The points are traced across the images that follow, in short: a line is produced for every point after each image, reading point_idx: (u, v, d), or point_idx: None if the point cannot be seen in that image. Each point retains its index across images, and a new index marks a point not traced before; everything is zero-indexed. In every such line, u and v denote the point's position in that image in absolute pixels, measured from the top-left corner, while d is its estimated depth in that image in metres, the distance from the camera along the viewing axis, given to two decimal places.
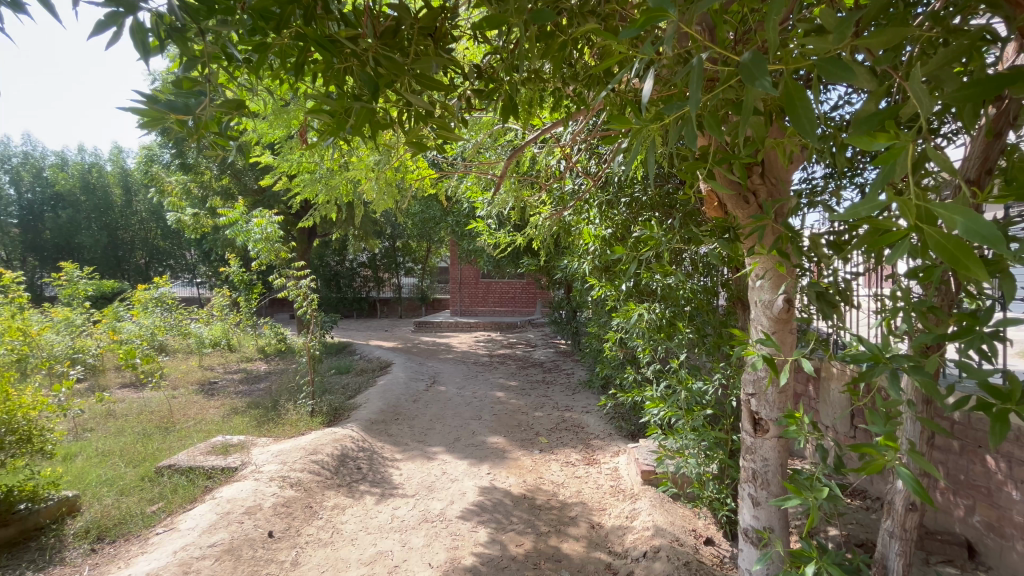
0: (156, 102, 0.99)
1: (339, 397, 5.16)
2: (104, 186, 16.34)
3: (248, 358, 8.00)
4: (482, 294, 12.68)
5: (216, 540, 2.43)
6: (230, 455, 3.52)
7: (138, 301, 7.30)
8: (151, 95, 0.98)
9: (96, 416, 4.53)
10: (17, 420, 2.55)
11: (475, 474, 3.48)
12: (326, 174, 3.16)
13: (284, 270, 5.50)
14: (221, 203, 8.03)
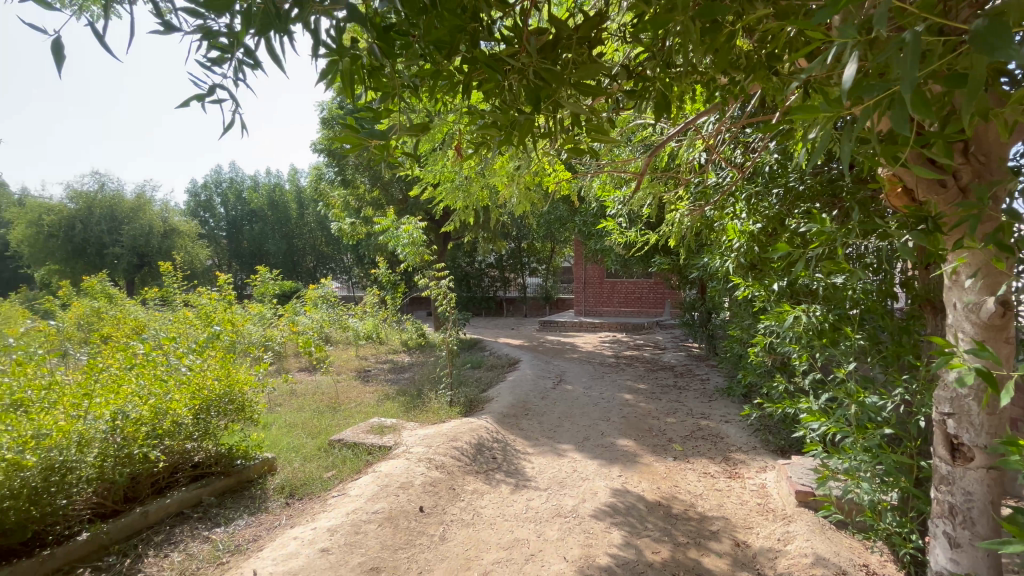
0: (358, 131, 1.19)
1: (474, 390, 5.51)
2: (284, 202, 19.56)
3: (395, 350, 8.93)
4: (607, 294, 12.48)
5: (378, 509, 2.77)
6: (385, 435, 3.98)
7: (311, 298, 8.59)
8: (354, 126, 1.18)
9: (284, 394, 5.47)
10: (236, 393, 3.21)
11: (607, 475, 3.46)
12: (465, 182, 3.41)
13: (426, 271, 6.05)
14: (373, 213, 9.09)
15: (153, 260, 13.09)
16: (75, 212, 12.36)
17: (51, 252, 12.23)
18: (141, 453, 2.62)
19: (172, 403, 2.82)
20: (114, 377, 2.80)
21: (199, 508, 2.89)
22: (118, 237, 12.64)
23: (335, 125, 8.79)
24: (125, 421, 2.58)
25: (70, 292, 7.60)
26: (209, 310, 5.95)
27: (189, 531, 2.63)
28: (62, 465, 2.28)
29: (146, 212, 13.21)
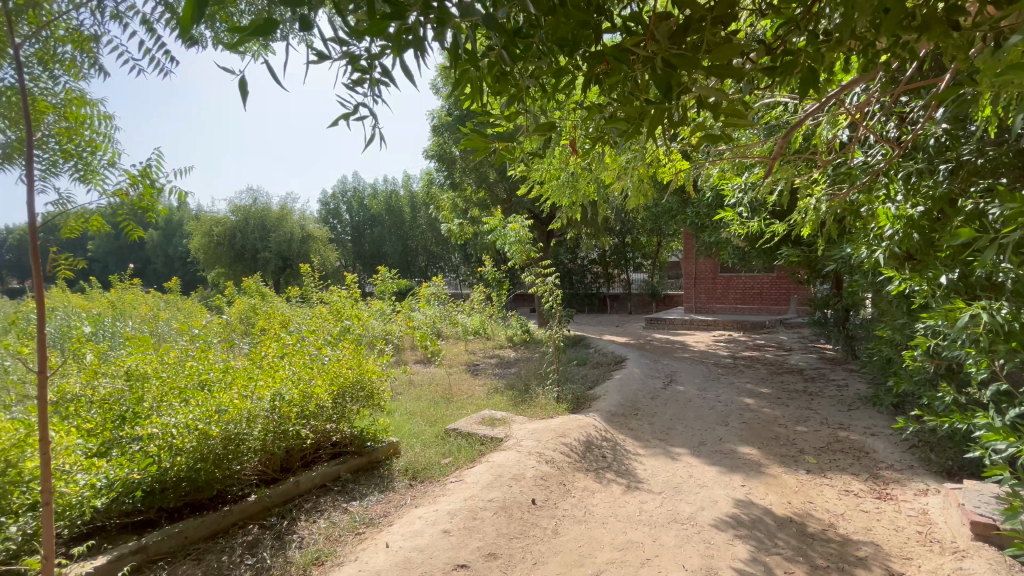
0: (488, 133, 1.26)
1: (580, 387, 5.48)
2: (399, 207, 21.19)
3: (501, 346, 9.21)
4: (720, 290, 11.62)
5: (493, 497, 2.89)
6: (496, 428, 4.12)
7: (424, 295, 9.19)
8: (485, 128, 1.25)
9: (403, 384, 5.93)
10: (366, 380, 3.52)
11: (727, 484, 3.23)
12: (572, 178, 3.40)
13: (532, 268, 6.14)
14: (479, 213, 9.45)
15: (294, 263, 14.98)
16: (236, 224, 14.58)
17: (219, 257, 14.58)
18: (294, 430, 3.01)
19: (316, 387, 3.19)
20: (272, 364, 3.25)
21: (338, 482, 3.24)
22: (267, 243, 14.68)
23: (444, 132, 9.30)
24: (281, 402, 2.97)
25: (233, 290, 8.99)
26: (340, 307, 6.64)
27: (331, 502, 2.97)
28: (236, 437, 2.70)
29: (288, 221, 15.15)
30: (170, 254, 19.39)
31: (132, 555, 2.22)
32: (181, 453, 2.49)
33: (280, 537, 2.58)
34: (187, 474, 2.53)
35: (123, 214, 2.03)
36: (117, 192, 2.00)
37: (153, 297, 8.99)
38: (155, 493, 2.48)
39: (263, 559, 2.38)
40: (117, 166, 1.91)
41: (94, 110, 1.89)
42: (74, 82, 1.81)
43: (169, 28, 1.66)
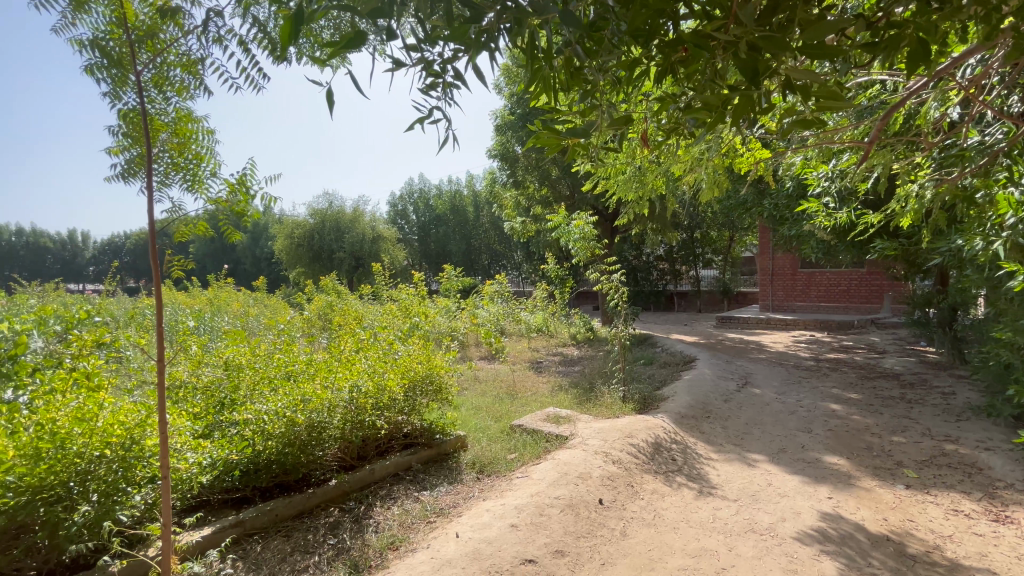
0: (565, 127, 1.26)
1: (647, 387, 5.33)
2: (463, 207, 21.68)
3: (564, 343, 9.16)
4: (801, 287, 10.82)
5: (560, 494, 2.88)
6: (561, 425, 4.11)
7: (488, 293, 9.34)
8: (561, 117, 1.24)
9: (469, 379, 6.08)
10: (435, 375, 3.64)
11: (811, 495, 3.01)
12: (639, 171, 3.31)
13: (596, 265, 6.05)
14: (542, 211, 9.45)
15: (366, 262, 15.79)
16: (314, 226, 15.60)
17: (300, 257, 15.68)
18: (370, 420, 3.17)
19: (389, 380, 3.33)
20: (349, 358, 3.44)
21: (410, 472, 3.37)
22: (342, 244, 15.58)
23: (507, 131, 9.38)
24: (357, 393, 3.14)
25: (312, 288, 9.63)
26: (409, 304, 6.92)
27: (404, 490, 3.10)
28: (318, 424, 2.89)
29: (360, 223, 15.99)
30: (257, 255, 21.13)
31: (231, 528, 2.45)
32: (272, 437, 2.71)
33: (358, 520, 2.74)
34: (277, 456, 2.75)
35: (224, 220, 2.24)
36: (219, 199, 2.21)
37: (244, 295, 9.84)
38: (250, 473, 2.72)
39: (343, 540, 2.53)
40: (219, 175, 2.11)
41: (199, 127, 2.09)
42: (184, 101, 2.01)
43: (262, 47, 1.80)
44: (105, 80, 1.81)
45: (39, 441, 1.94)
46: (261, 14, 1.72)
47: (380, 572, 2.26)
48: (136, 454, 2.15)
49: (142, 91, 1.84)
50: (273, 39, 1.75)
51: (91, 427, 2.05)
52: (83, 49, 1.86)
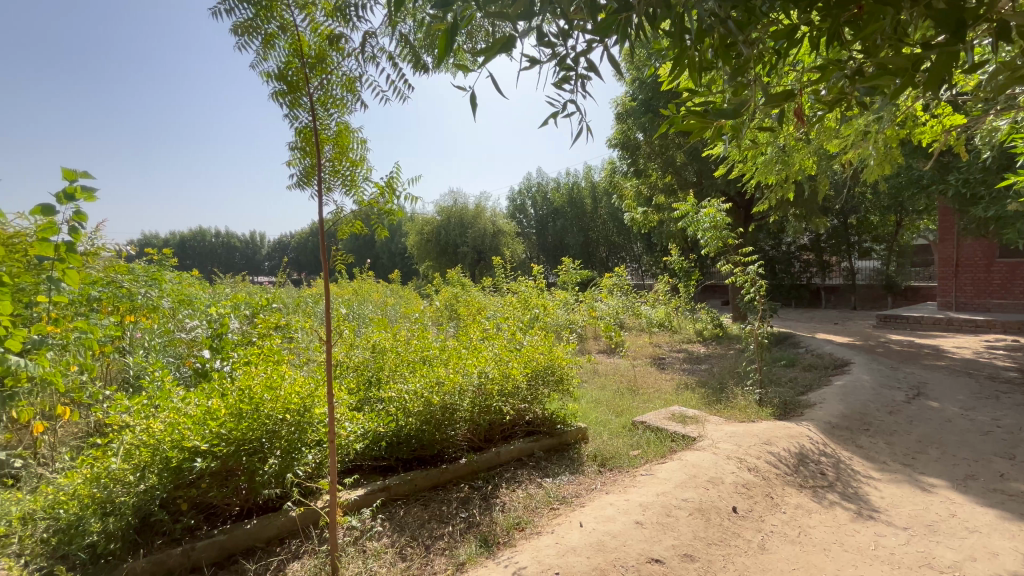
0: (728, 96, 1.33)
1: (788, 391, 4.80)
2: (581, 199, 21.50)
3: (688, 340, 8.64)
4: (999, 281, 8.82)
5: (688, 497, 2.75)
6: (688, 426, 3.91)
7: (606, 286, 9.17)
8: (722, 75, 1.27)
9: (588, 372, 6.06)
10: (557, 365, 3.68)
11: (1013, 536, 2.48)
12: (783, 150, 2.97)
13: (729, 256, 5.57)
14: (665, 200, 8.98)
15: (487, 255, 16.50)
16: (441, 222, 16.74)
17: (429, 251, 17.01)
18: (496, 405, 3.32)
19: (513, 368, 3.45)
20: (476, 347, 3.65)
21: (533, 458, 3.46)
22: (466, 239, 16.52)
23: (629, 118, 9.06)
24: (485, 379, 3.31)
25: (440, 280, 10.38)
26: (529, 296, 7.09)
27: (528, 475, 3.20)
28: (451, 406, 3.11)
29: (482, 218, 16.78)
30: (393, 250, 23.35)
31: (379, 492, 2.76)
32: (412, 414, 3.00)
33: (486, 498, 2.90)
34: (416, 432, 3.03)
35: (376, 219, 2.53)
36: (372, 201, 2.49)
37: (383, 286, 10.96)
38: (394, 444, 3.04)
39: (473, 515, 2.71)
40: (371, 179, 2.37)
41: (355, 138, 2.37)
42: (343, 117, 2.30)
43: (407, 59, 1.98)
44: (286, 104, 2.14)
45: (241, 403, 2.40)
46: (407, 30, 1.90)
47: (508, 550, 2.39)
48: (308, 419, 2.54)
49: (313, 111, 2.15)
50: (417, 52, 1.92)
51: (276, 394, 2.47)
52: (271, 81, 2.23)
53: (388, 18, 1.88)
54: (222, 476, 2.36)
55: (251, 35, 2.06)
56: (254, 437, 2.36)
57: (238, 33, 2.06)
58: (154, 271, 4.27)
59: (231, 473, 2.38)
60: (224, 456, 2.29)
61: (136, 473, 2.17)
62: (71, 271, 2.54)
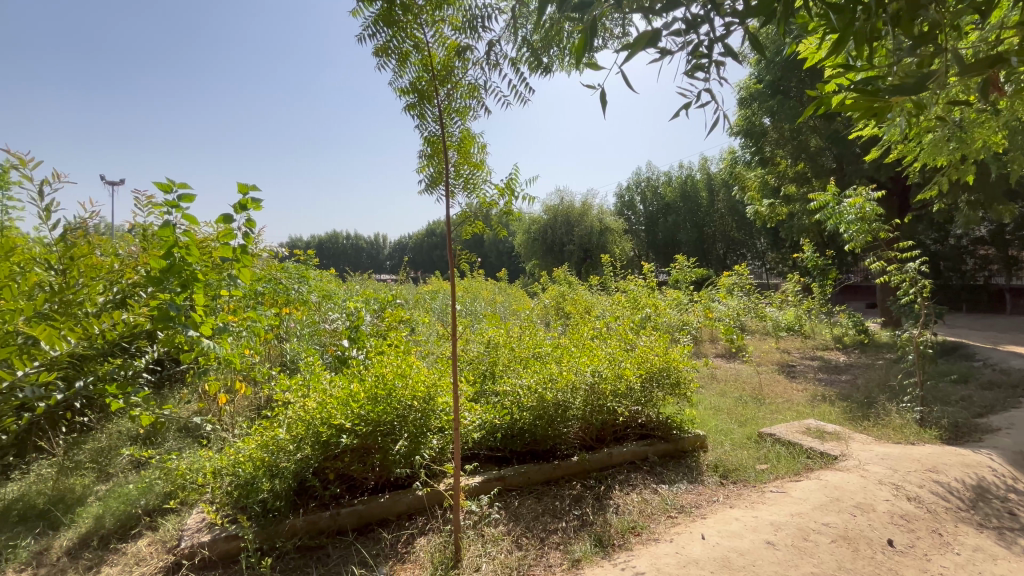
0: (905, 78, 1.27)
1: (960, 411, 4.05)
2: (695, 193, 20.22)
3: (824, 346, 7.68)
4: None
5: (830, 522, 2.46)
6: (827, 443, 3.49)
7: (725, 285, 8.52)
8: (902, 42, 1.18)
9: (705, 377, 5.68)
10: (674, 368, 3.46)
11: None
12: (962, 126, 2.51)
13: (880, 252, 4.85)
14: (796, 190, 8.08)
15: (594, 253, 16.26)
16: (547, 221, 16.88)
17: (535, 250, 17.27)
18: (609, 405, 3.23)
19: (626, 369, 3.34)
20: (588, 347, 3.62)
21: (646, 462, 3.34)
22: (572, 237, 16.46)
23: (754, 102, 8.32)
24: (598, 378, 3.23)
25: (547, 279, 10.49)
26: (639, 295, 6.87)
27: (642, 479, 3.10)
28: (564, 403, 3.11)
29: (589, 216, 16.59)
30: (501, 249, 24.13)
31: (495, 481, 2.87)
32: (526, 408, 3.06)
33: (599, 498, 2.88)
34: (529, 426, 3.09)
35: (496, 220, 2.63)
36: (491, 203, 2.60)
37: (492, 284, 11.36)
38: (508, 436, 3.14)
39: (586, 514, 2.71)
40: (491, 180, 2.48)
41: (476, 143, 2.50)
42: (466, 124, 2.42)
43: (527, 63, 2.03)
44: (416, 115, 2.33)
45: (377, 388, 2.66)
46: (527, 33, 1.93)
47: (623, 553, 2.35)
48: (432, 407, 2.73)
49: (441, 121, 2.30)
50: (537, 52, 1.94)
51: (406, 381, 2.70)
52: (404, 96, 2.43)
53: (511, 25, 1.93)
54: (360, 453, 2.63)
55: (388, 56, 2.27)
56: (388, 420, 2.60)
57: (378, 56, 2.28)
58: (302, 269, 4.88)
59: (368, 452, 2.64)
60: (363, 435, 2.55)
61: (294, 443, 2.51)
62: (245, 270, 3.02)
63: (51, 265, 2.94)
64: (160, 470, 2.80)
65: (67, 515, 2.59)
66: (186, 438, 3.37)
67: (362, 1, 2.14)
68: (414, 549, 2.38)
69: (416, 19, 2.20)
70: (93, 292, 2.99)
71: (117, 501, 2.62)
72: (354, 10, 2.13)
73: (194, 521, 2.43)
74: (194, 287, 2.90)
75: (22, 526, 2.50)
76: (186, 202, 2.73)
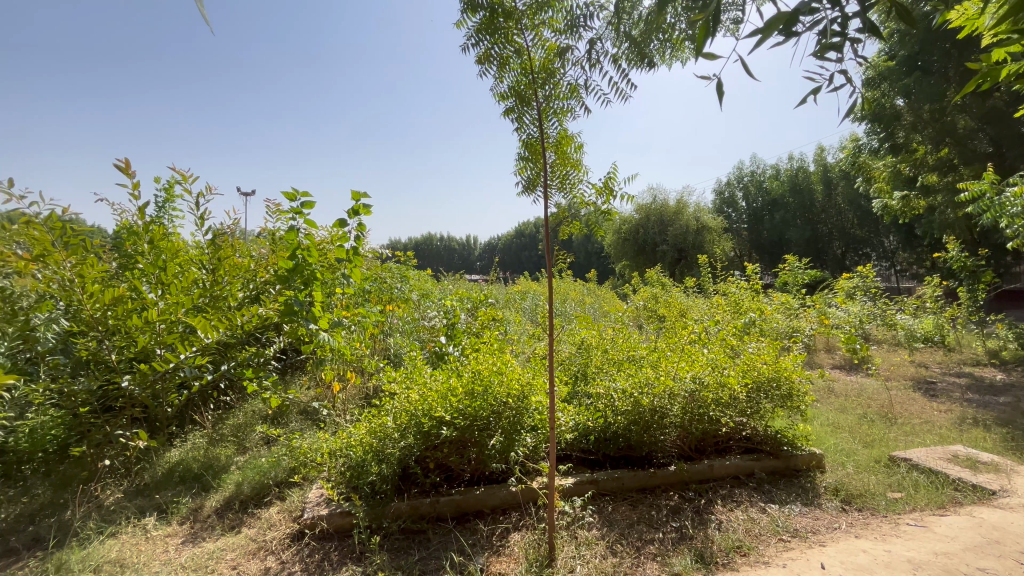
0: None
1: None
2: (807, 187, 18.31)
3: (974, 360, 6.55)
4: None
5: (987, 567, 2.11)
6: (981, 474, 3.00)
7: (844, 289, 7.62)
8: None
9: (821, 389, 5.13)
10: (784, 379, 3.16)
11: None
12: None
13: None
14: (939, 179, 6.98)
15: (690, 254, 15.41)
16: (640, 220, 16.33)
17: (626, 250, 16.76)
18: (711, 414, 3.01)
19: (730, 377, 3.10)
20: (687, 352, 3.43)
21: (752, 479, 3.09)
22: (666, 237, 15.73)
23: (884, 83, 7.37)
24: (700, 385, 3.01)
25: (639, 280, 10.14)
26: (742, 298, 6.38)
27: (748, 496, 2.88)
28: (661, 409, 2.95)
29: (684, 214, 15.77)
30: (590, 249, 23.84)
31: (589, 484, 2.84)
32: (620, 413, 2.96)
33: (699, 513, 2.72)
34: (624, 431, 2.99)
35: (593, 219, 2.58)
36: (589, 203, 2.56)
37: (580, 285, 11.22)
38: (602, 440, 3.08)
39: (685, 527, 2.58)
40: (587, 179, 2.45)
41: (573, 143, 2.48)
42: (563, 124, 2.41)
43: (629, 60, 1.98)
44: (515, 119, 2.38)
45: (474, 384, 2.74)
46: (629, 28, 1.87)
47: (729, 573, 2.20)
48: (526, 405, 2.75)
49: (540, 122, 2.31)
50: (639, 44, 1.87)
51: (502, 379, 2.76)
52: (503, 100, 2.49)
53: (613, 20, 1.89)
54: (458, 445, 2.74)
55: (489, 62, 2.33)
56: (484, 415, 2.67)
57: (480, 63, 2.35)
58: (400, 270, 5.20)
59: (464, 444, 2.74)
60: (461, 428, 2.65)
61: (399, 432, 2.68)
62: (355, 270, 3.30)
63: (204, 264, 3.44)
64: (286, 447, 3.15)
65: (215, 479, 2.99)
66: (306, 420, 3.75)
67: (466, 12, 2.23)
68: (508, 543, 2.43)
69: (517, 25, 2.24)
70: (235, 288, 3.44)
71: (253, 472, 2.99)
72: (458, 22, 2.21)
73: (314, 495, 2.69)
74: (313, 285, 3.22)
75: (182, 485, 2.93)
76: (307, 208, 3.04)
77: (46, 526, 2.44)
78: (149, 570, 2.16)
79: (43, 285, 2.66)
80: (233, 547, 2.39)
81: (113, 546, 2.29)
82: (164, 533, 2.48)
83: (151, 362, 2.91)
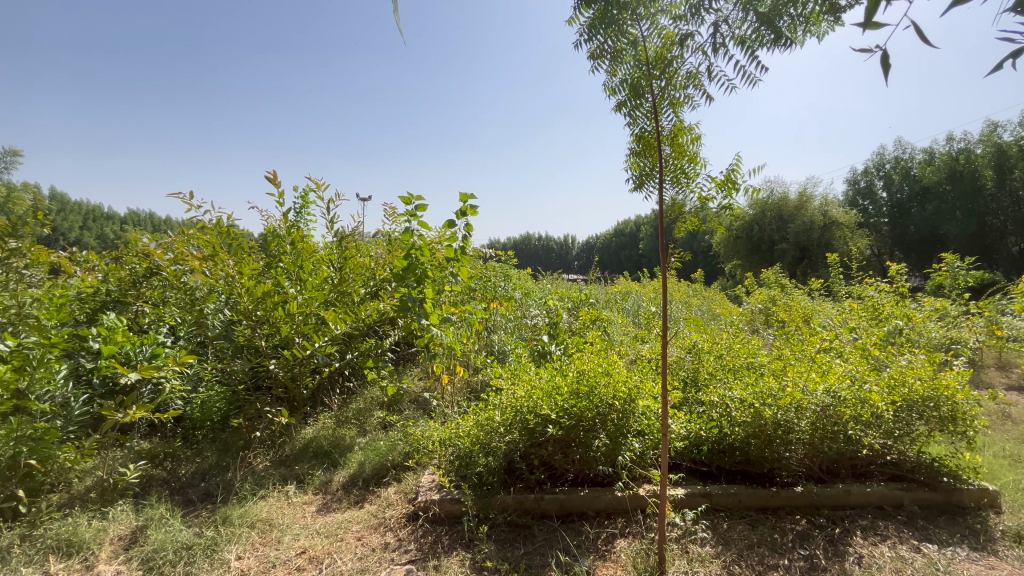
0: None
1: None
2: (971, 171, 15.35)
3: None
4: None
5: None
6: None
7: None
8: None
9: (992, 414, 4.28)
10: (945, 399, 2.67)
11: None
12: None
13: None
14: None
15: (814, 252, 13.82)
16: (754, 216, 15.04)
17: (738, 249, 15.52)
18: (848, 433, 2.64)
19: (873, 393, 2.69)
20: (817, 362, 3.07)
21: (901, 511, 2.68)
22: (785, 234, 14.24)
23: None
24: (835, 401, 2.65)
25: (754, 282, 9.29)
26: (883, 303, 5.57)
27: (896, 531, 2.50)
28: (786, 424, 2.64)
29: (808, 209, 14.21)
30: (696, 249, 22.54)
31: (701, 497, 2.67)
32: (737, 424, 2.72)
33: (833, 543, 2.42)
34: (742, 444, 2.75)
35: (712, 215, 2.40)
36: (708, 197, 2.38)
37: (686, 286, 10.62)
38: (716, 452, 2.87)
39: (816, 557, 2.31)
40: (705, 174, 2.30)
41: (690, 134, 2.32)
42: (679, 114, 2.28)
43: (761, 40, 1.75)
44: (629, 113, 2.32)
45: (579, 385, 2.70)
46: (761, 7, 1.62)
47: None
48: (632, 409, 2.64)
49: (653, 115, 2.22)
50: (767, 20, 1.61)
51: (608, 380, 2.69)
52: (615, 94, 2.43)
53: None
54: (563, 444, 2.72)
55: (601, 57, 2.28)
56: (590, 417, 2.61)
57: (593, 58, 2.31)
58: (502, 270, 5.33)
59: (570, 444, 2.72)
60: (566, 428, 2.62)
61: (504, 427, 2.74)
62: (463, 268, 3.43)
63: (333, 263, 3.83)
64: (401, 433, 3.38)
65: (342, 457, 3.30)
66: (418, 409, 3.99)
67: (580, 8, 2.18)
68: (615, 549, 2.36)
69: (631, 14, 2.14)
70: (358, 285, 3.78)
71: (373, 453, 3.25)
72: (570, 18, 2.18)
73: (427, 479, 2.85)
74: (425, 282, 3.41)
75: (316, 460, 3.28)
76: (421, 211, 3.24)
77: (214, 483, 2.88)
78: (291, 532, 2.45)
79: (212, 280, 3.08)
80: (358, 520, 2.62)
81: (264, 507, 2.63)
82: (302, 501, 2.80)
83: (291, 349, 3.30)
